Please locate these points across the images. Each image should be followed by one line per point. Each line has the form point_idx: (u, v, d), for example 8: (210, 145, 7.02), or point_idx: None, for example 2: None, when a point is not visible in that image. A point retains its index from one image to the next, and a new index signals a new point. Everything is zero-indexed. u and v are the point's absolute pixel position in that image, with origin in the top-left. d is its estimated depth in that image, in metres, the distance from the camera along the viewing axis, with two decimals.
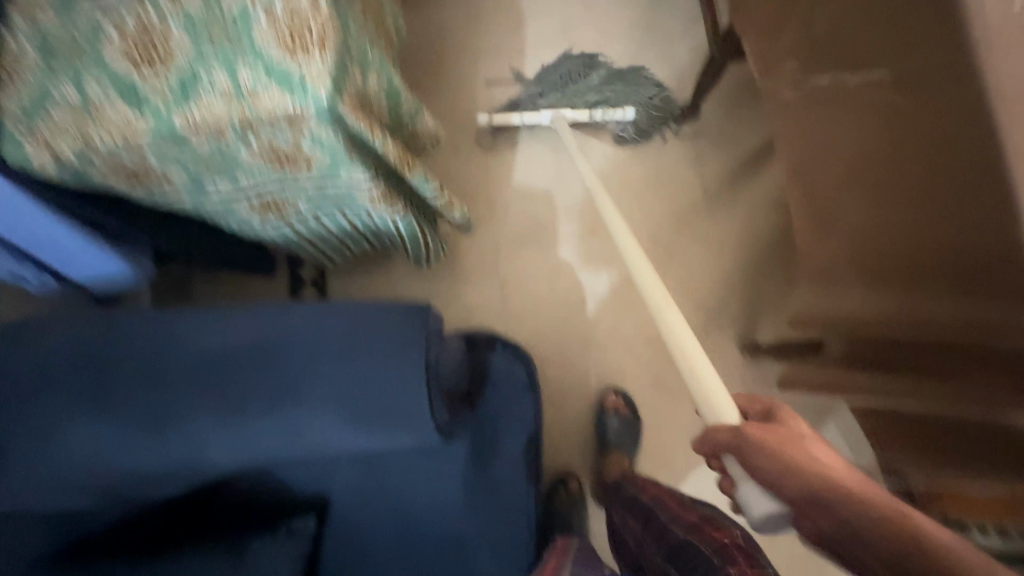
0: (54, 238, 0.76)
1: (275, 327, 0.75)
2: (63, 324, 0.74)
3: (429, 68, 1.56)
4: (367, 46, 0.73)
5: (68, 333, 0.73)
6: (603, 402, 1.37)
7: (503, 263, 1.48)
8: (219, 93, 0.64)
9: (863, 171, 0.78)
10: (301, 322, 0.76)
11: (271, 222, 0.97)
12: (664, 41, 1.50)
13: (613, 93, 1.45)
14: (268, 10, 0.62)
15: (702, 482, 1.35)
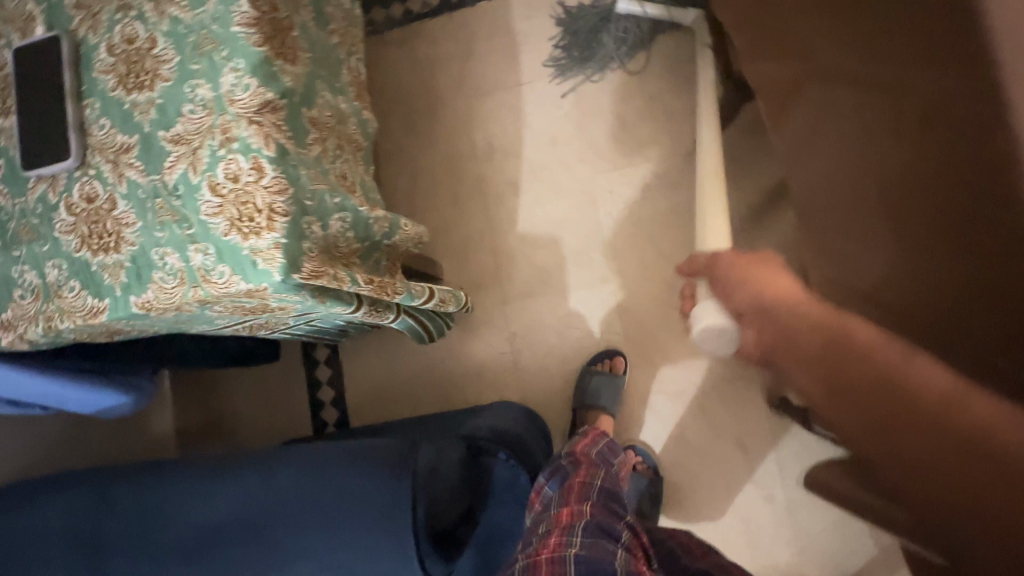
0: (23, 387, 0.75)
1: (255, 491, 0.74)
2: (68, 493, 0.79)
3: (425, 114, 1.52)
4: (325, 190, 0.67)
5: (69, 502, 0.78)
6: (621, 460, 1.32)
7: (512, 314, 1.43)
8: (172, 277, 0.60)
9: (847, 214, 0.68)
10: (280, 485, 0.73)
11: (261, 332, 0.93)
12: None
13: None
14: (213, 183, 0.59)
15: (731, 540, 1.28)
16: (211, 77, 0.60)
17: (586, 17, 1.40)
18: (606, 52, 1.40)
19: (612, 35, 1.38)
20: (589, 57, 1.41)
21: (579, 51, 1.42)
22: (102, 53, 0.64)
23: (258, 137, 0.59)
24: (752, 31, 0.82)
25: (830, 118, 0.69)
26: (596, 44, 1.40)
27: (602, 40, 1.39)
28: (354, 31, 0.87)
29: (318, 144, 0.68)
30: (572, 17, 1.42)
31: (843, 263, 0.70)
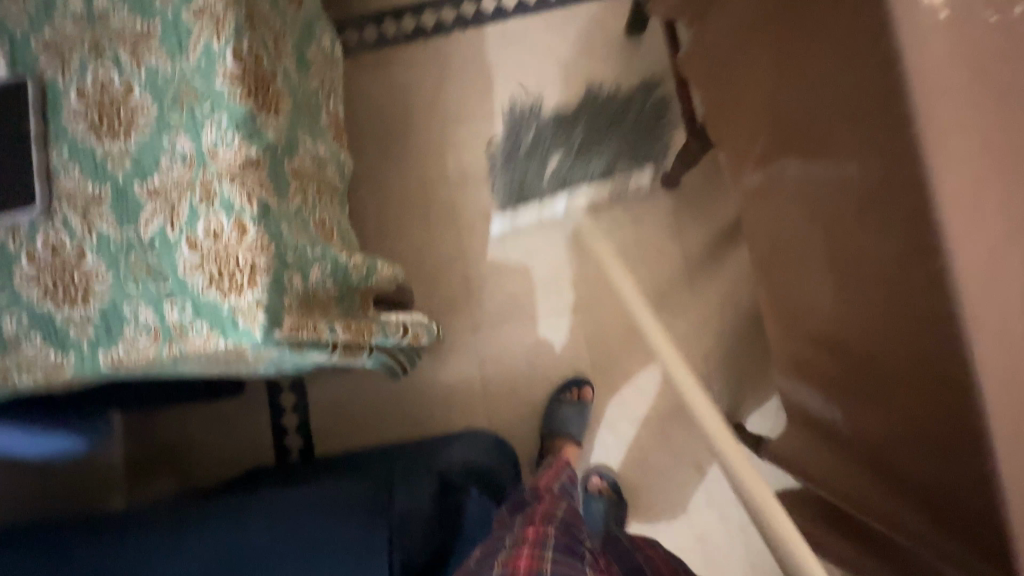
0: None
1: (227, 546, 0.73)
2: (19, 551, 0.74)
3: (398, 141, 1.53)
4: (306, 243, 0.67)
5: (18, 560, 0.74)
6: (587, 485, 1.36)
7: (483, 342, 1.45)
8: (146, 333, 0.59)
9: (805, 265, 0.78)
10: (253, 538, 0.73)
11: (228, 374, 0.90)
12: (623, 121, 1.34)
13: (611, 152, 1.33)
14: (191, 239, 0.58)
15: (690, 559, 1.34)
16: (192, 131, 0.60)
17: (532, 167, 1.35)
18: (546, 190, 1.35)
19: (555, 172, 1.33)
20: (531, 192, 1.36)
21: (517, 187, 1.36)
22: (71, 97, 0.62)
23: (241, 196, 0.59)
24: (720, 97, 0.90)
25: (787, 183, 0.78)
26: (542, 177, 1.34)
27: (548, 176, 1.34)
28: (333, 72, 0.88)
29: (298, 194, 0.68)
30: (517, 135, 1.39)
31: (806, 306, 0.80)
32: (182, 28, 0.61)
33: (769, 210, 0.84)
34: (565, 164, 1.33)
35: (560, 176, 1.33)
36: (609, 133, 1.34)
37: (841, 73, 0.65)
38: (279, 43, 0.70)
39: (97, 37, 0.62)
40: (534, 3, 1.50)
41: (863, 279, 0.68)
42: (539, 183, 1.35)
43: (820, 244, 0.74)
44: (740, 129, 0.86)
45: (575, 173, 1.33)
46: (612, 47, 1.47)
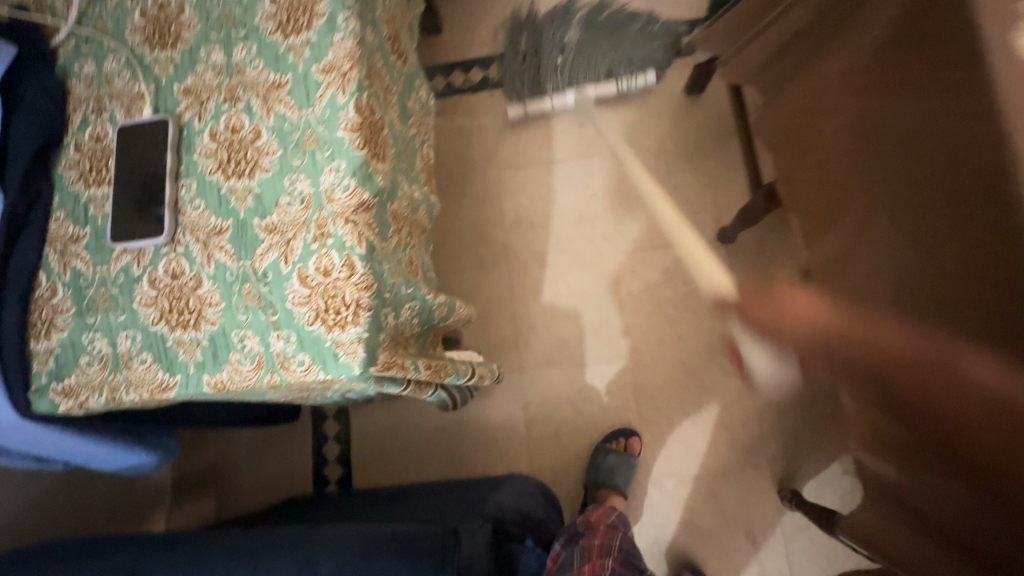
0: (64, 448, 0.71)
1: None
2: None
3: (458, 182, 1.59)
4: (400, 282, 0.70)
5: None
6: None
7: (529, 384, 1.45)
8: (250, 358, 0.61)
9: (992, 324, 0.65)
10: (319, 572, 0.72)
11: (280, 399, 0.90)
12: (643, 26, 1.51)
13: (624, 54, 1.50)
14: (303, 274, 0.62)
15: None
16: (312, 174, 0.64)
17: (547, 76, 1.53)
18: (554, 88, 1.53)
19: (568, 76, 1.51)
20: (541, 86, 1.53)
21: (527, 67, 1.55)
22: (204, 139, 0.67)
23: (353, 236, 0.62)
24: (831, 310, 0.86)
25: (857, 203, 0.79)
26: (554, 70, 1.52)
27: (559, 68, 1.52)
28: (426, 121, 0.94)
29: (395, 236, 0.72)
30: (542, 49, 1.53)
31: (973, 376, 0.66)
32: (311, 82, 0.67)
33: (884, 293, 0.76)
34: (568, 24, 1.53)
35: (565, 66, 1.51)
36: (613, 47, 1.50)
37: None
38: (387, 96, 0.76)
39: (233, 86, 0.68)
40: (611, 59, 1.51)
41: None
42: (551, 78, 1.52)
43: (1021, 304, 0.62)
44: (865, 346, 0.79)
45: (581, 75, 1.51)
46: (670, 103, 1.52)
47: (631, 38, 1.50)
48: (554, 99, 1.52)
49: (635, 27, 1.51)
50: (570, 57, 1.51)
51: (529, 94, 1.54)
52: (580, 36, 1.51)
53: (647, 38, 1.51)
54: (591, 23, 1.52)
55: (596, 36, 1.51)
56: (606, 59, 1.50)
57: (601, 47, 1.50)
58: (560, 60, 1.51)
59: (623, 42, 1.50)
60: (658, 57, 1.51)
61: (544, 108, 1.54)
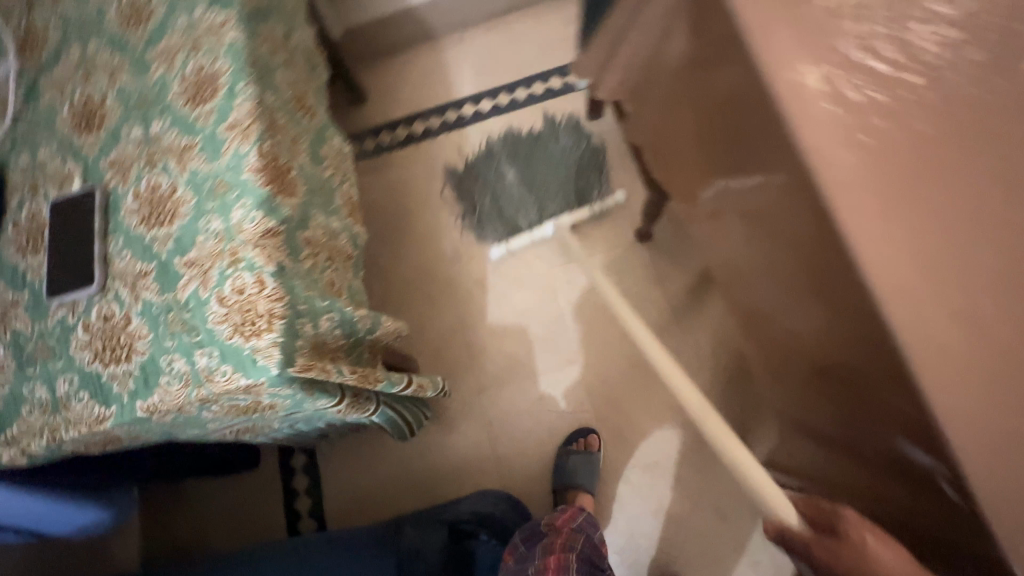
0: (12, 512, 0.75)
1: None
2: None
3: (398, 229, 1.72)
4: (316, 296, 0.78)
5: None
6: None
7: (489, 404, 1.50)
8: (179, 378, 0.68)
9: (943, 387, 0.57)
10: None
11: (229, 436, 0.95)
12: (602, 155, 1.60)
13: (591, 183, 1.57)
14: (220, 296, 0.70)
15: None
16: (223, 213, 0.74)
17: (521, 214, 1.59)
18: (528, 224, 1.58)
19: (536, 208, 1.58)
20: (518, 224, 1.59)
21: (491, 211, 1.62)
22: (128, 200, 0.78)
23: (262, 257, 0.71)
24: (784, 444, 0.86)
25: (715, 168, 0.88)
26: (529, 209, 1.58)
27: (533, 207, 1.58)
28: (343, 164, 1.06)
29: (309, 258, 0.81)
30: (509, 187, 1.61)
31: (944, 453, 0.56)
32: (218, 138, 0.78)
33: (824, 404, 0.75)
34: (498, 164, 1.65)
35: (522, 199, 1.59)
36: (551, 170, 1.59)
37: (839, 135, 0.69)
38: (294, 143, 0.89)
39: (151, 154, 0.80)
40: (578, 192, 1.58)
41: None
42: (527, 216, 1.58)
43: (965, 334, 0.59)
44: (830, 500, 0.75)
45: (554, 208, 1.57)
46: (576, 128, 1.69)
47: (561, 161, 1.60)
48: (532, 232, 1.55)
49: (557, 147, 1.62)
50: (521, 189, 1.59)
51: (507, 236, 1.60)
52: (516, 169, 1.62)
53: (575, 152, 1.60)
54: (518, 156, 1.64)
55: (527, 164, 1.62)
56: (553, 180, 1.58)
57: (541, 174, 1.60)
58: (513, 195, 1.60)
59: (586, 172, 1.58)
60: (591, 163, 1.59)
61: (524, 242, 1.57)
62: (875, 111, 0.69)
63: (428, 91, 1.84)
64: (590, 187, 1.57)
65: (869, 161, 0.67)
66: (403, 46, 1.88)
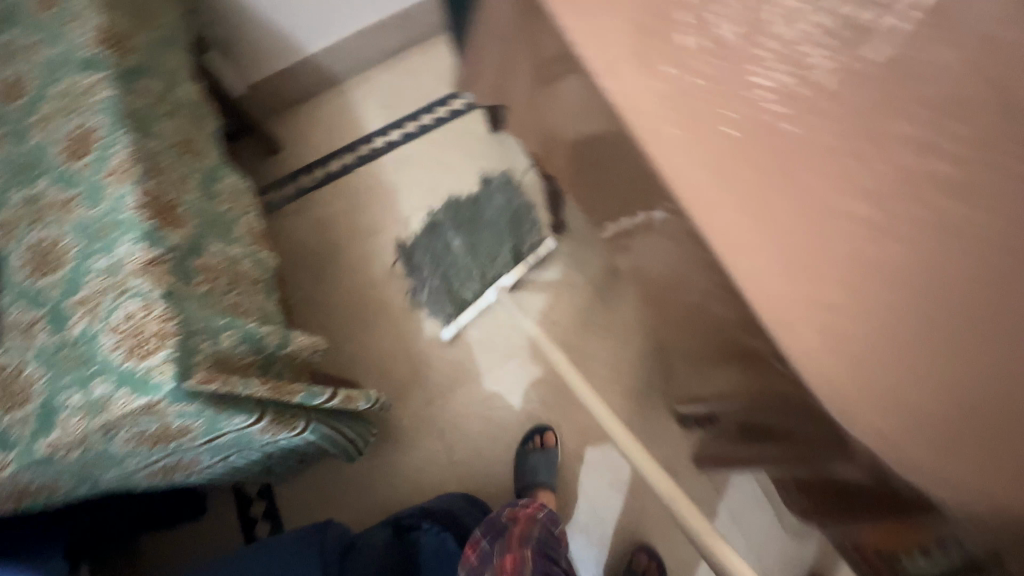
0: None
1: None
2: None
3: (328, 264, 1.76)
4: (214, 317, 0.83)
5: None
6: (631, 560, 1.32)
7: (438, 414, 1.53)
8: (80, 410, 0.72)
9: (820, 325, 0.62)
10: None
11: (159, 480, 0.96)
12: (528, 204, 1.65)
13: (523, 237, 1.59)
14: (111, 326, 0.74)
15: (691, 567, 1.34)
16: (109, 250, 0.79)
17: (465, 284, 1.57)
18: (473, 295, 1.58)
19: (479, 277, 1.57)
20: (462, 295, 1.58)
21: (438, 286, 1.58)
22: (16, 257, 0.81)
23: (150, 283, 0.76)
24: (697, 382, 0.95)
25: (579, 144, 0.94)
26: (470, 279, 1.57)
27: (475, 277, 1.57)
28: (244, 199, 1.10)
29: (206, 282, 0.86)
30: (449, 261, 1.58)
31: (836, 391, 0.60)
32: (99, 185, 0.83)
33: (710, 345, 0.79)
34: (443, 234, 1.63)
35: (468, 268, 1.57)
36: (494, 236, 1.59)
37: (644, 76, 0.75)
38: (183, 181, 0.94)
39: (35, 211, 0.83)
40: (512, 248, 1.58)
41: (897, 225, 0.63)
42: (471, 284, 1.57)
43: (822, 272, 0.64)
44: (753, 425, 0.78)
45: (495, 271, 1.57)
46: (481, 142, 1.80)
47: (503, 226, 1.60)
48: (477, 301, 1.57)
49: (496, 212, 1.63)
50: (467, 258, 1.57)
51: (455, 311, 1.59)
52: (461, 238, 1.60)
53: (513, 215, 1.62)
54: (461, 225, 1.62)
55: (471, 233, 1.60)
56: (497, 246, 1.57)
57: (485, 241, 1.58)
58: (459, 264, 1.57)
59: (517, 227, 1.61)
60: (529, 224, 1.62)
61: (471, 314, 1.59)
62: (677, 50, 0.75)
63: (338, 131, 1.93)
64: (524, 241, 1.59)
65: (669, 100, 0.74)
66: (309, 95, 1.97)
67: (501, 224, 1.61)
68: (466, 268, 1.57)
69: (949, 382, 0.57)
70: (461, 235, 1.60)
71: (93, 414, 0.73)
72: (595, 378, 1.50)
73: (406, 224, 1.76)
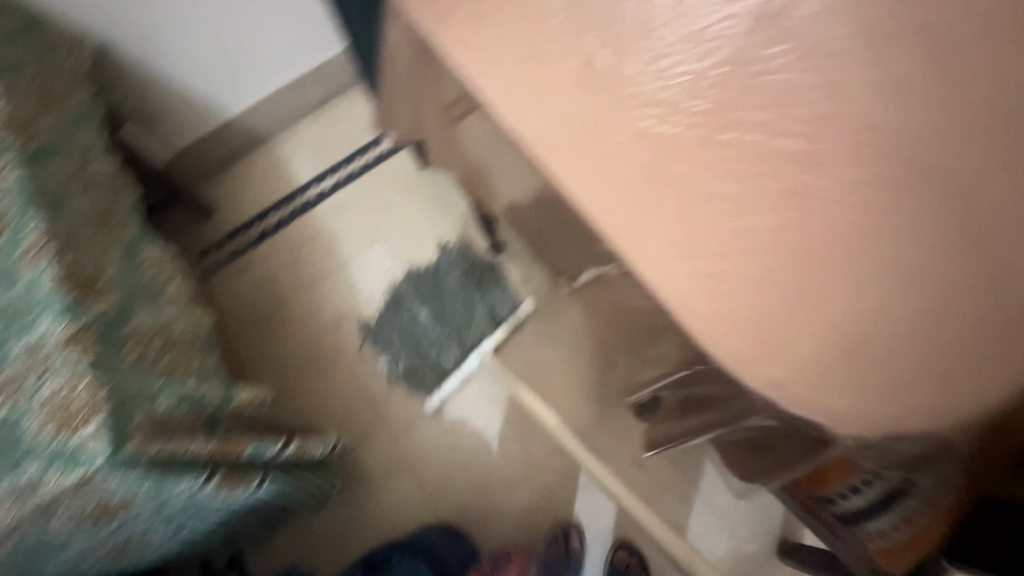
0: None
1: None
2: None
3: (277, 319, 1.77)
4: (147, 379, 0.97)
5: None
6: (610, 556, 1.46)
7: (409, 449, 1.59)
8: (28, 483, 0.85)
9: (793, 334, 0.66)
10: None
11: (119, 561, 1.01)
12: (497, 265, 1.70)
13: (495, 300, 1.67)
14: (41, 402, 0.86)
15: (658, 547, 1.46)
16: (31, 331, 0.90)
17: (444, 353, 1.64)
18: (453, 362, 1.63)
19: (456, 345, 1.64)
20: (442, 366, 1.64)
21: (415, 359, 1.65)
22: None
23: (71, 358, 0.88)
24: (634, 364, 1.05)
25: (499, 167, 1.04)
26: (448, 347, 1.64)
27: (452, 345, 1.64)
28: (167, 269, 1.22)
29: (134, 349, 0.99)
30: (426, 333, 1.67)
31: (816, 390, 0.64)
32: (13, 271, 0.93)
33: (636, 324, 0.90)
34: (410, 307, 1.71)
35: (440, 337, 1.65)
36: (460, 302, 1.68)
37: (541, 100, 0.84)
38: (101, 257, 1.06)
39: None
40: (485, 313, 1.66)
41: (847, 232, 0.69)
42: (449, 353, 1.64)
43: (786, 284, 0.68)
44: (696, 397, 0.83)
45: (472, 337, 1.64)
46: (414, 180, 1.87)
47: (468, 291, 1.69)
48: (459, 370, 1.61)
49: (462, 282, 1.70)
50: (437, 328, 1.66)
51: (436, 381, 1.63)
52: (427, 308, 1.69)
53: (474, 277, 1.70)
54: (425, 296, 1.71)
55: (436, 303, 1.70)
56: (464, 311, 1.66)
57: (452, 309, 1.67)
58: (432, 336, 1.66)
59: (487, 291, 1.68)
60: (498, 286, 1.69)
61: (452, 384, 1.62)
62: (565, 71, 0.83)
63: (270, 186, 1.95)
64: (496, 304, 1.67)
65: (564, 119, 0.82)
66: (237, 153, 1.98)
67: (472, 291, 1.68)
68: (443, 338, 1.65)
69: (823, 327, 0.66)
70: (434, 307, 1.69)
71: (39, 486, 0.85)
72: (552, 389, 1.59)
73: (369, 302, 1.75)
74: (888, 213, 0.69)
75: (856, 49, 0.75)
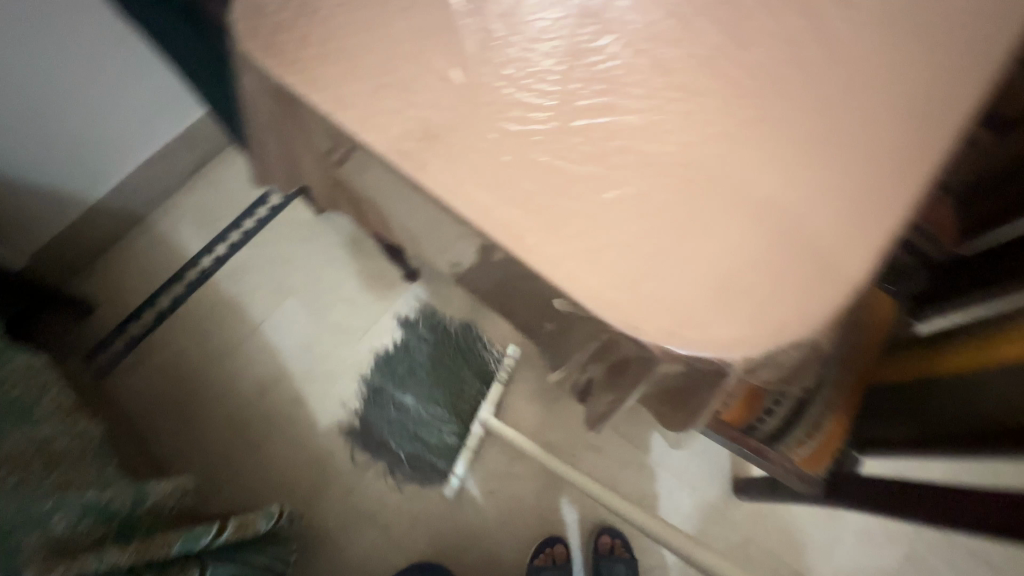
0: None
1: None
2: None
3: (193, 402, 1.65)
4: (38, 503, 0.92)
5: None
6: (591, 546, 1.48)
7: (363, 497, 1.53)
8: None
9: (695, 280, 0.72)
10: None
11: None
12: (468, 323, 1.65)
13: (479, 361, 1.62)
14: None
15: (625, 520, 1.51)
16: None
17: (445, 432, 1.56)
18: (457, 437, 1.56)
19: (456, 418, 1.57)
20: (449, 443, 1.55)
21: (418, 451, 1.55)
22: None
23: None
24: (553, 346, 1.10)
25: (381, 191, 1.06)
26: (447, 425, 1.57)
27: (451, 421, 1.57)
28: (41, 377, 1.14)
29: (16, 474, 0.94)
30: (425, 420, 1.57)
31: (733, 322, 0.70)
32: None
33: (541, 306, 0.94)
34: (391, 397, 1.62)
35: (435, 418, 1.58)
36: (444, 376, 1.62)
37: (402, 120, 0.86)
38: None
39: None
40: (476, 378, 1.60)
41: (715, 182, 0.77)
42: (451, 430, 1.56)
43: (677, 240, 0.75)
44: (614, 363, 0.87)
45: (468, 406, 1.58)
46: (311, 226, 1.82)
47: (448, 361, 1.63)
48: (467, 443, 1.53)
49: (438, 353, 1.64)
50: (428, 410, 1.59)
51: (449, 463, 1.54)
52: (411, 393, 1.62)
53: (450, 341, 1.65)
54: (405, 379, 1.63)
55: (417, 383, 1.62)
56: (455, 385, 1.60)
57: (439, 387, 1.61)
58: (425, 421, 1.58)
59: (467, 354, 1.63)
60: (476, 345, 1.64)
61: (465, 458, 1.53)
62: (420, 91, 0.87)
63: (155, 264, 1.82)
64: (482, 364, 1.61)
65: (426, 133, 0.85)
66: (111, 238, 1.83)
67: (455, 360, 1.62)
68: (440, 419, 1.57)
69: (700, 271, 0.73)
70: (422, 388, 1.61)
71: None
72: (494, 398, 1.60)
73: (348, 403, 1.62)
74: (734, 160, 0.78)
75: (667, 32, 0.86)
